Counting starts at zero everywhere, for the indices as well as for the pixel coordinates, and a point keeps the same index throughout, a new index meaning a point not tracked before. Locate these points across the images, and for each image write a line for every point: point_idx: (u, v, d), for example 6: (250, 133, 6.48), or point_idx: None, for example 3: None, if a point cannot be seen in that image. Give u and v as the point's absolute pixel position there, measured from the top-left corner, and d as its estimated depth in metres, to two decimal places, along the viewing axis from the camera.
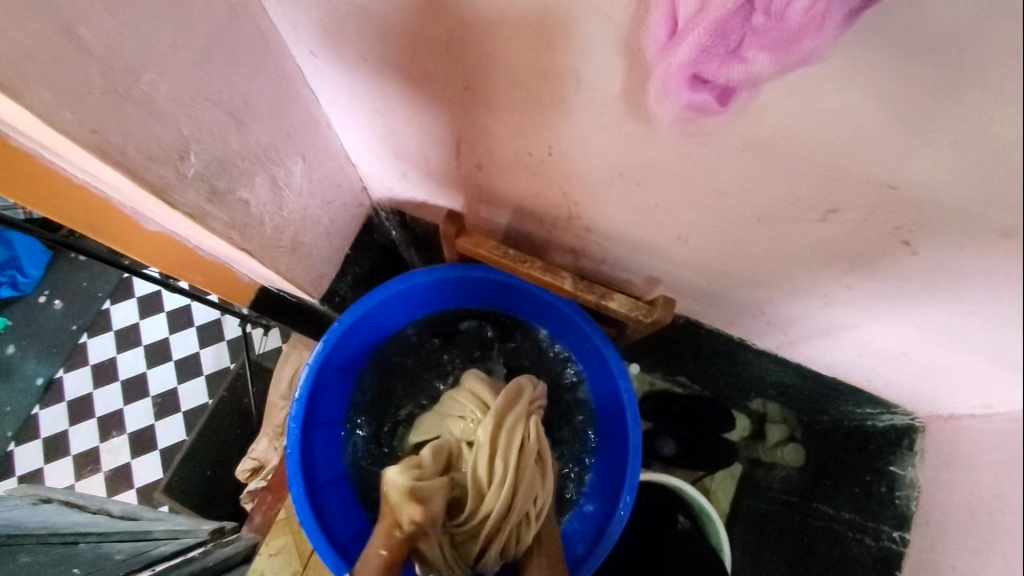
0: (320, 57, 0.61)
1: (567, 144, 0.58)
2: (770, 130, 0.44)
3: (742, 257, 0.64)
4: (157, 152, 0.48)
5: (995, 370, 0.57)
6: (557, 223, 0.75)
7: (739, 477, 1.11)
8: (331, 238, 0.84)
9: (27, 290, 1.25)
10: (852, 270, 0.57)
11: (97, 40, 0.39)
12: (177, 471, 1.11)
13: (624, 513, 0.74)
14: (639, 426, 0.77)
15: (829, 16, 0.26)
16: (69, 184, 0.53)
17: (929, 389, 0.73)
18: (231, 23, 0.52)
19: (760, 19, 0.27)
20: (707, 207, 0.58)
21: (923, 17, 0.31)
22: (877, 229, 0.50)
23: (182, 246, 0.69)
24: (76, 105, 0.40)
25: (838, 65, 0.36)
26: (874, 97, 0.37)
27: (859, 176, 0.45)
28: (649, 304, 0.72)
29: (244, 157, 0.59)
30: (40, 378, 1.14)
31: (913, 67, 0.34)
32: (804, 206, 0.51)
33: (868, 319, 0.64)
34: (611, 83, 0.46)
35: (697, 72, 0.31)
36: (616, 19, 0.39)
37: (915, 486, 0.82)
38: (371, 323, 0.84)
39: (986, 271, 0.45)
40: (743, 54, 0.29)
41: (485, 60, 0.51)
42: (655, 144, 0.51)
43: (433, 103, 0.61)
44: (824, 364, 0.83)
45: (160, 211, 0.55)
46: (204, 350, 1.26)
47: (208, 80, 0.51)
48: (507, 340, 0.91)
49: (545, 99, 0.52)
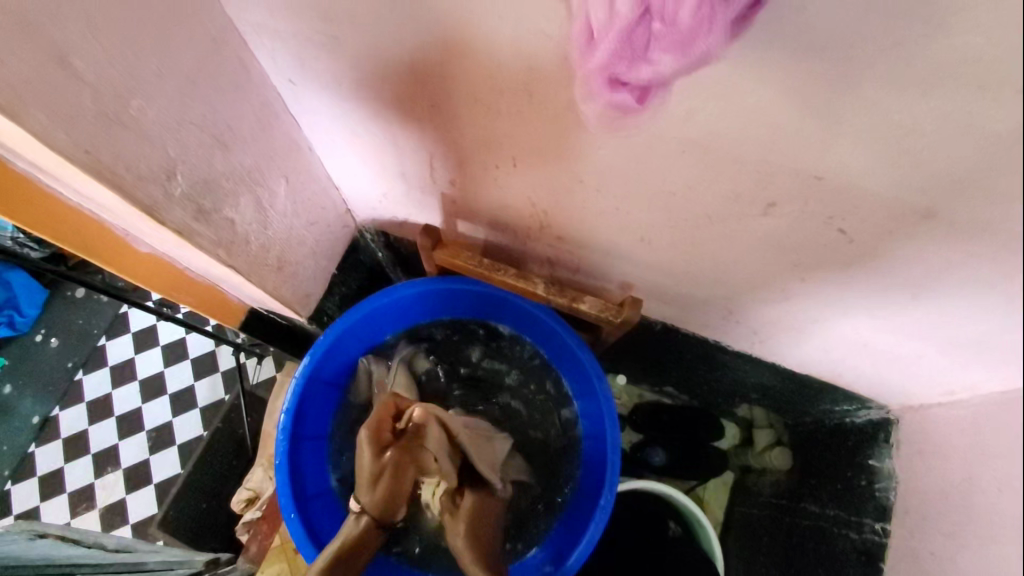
0: (298, 84, 0.65)
1: (527, 155, 0.62)
2: (703, 130, 0.48)
3: (701, 256, 0.68)
4: (145, 172, 0.52)
5: (950, 350, 0.60)
6: (530, 233, 0.79)
7: (732, 485, 1.15)
8: (316, 258, 0.88)
9: (23, 330, 1.15)
10: (800, 262, 0.61)
11: (89, 69, 0.44)
12: (172, 505, 1.11)
13: (606, 506, 0.75)
14: (618, 426, 0.80)
15: (716, 18, 0.30)
16: (65, 208, 0.58)
17: (893, 378, 0.75)
18: (213, 52, 0.57)
19: (657, 24, 0.31)
20: (662, 208, 0.61)
21: (809, 22, 0.36)
22: (813, 219, 0.54)
23: (172, 267, 0.74)
24: (70, 127, 0.44)
25: (746, 69, 0.41)
26: (784, 96, 0.42)
27: (788, 169, 0.49)
28: (618, 305, 0.76)
29: (228, 178, 0.63)
30: (36, 417, 1.16)
31: (808, 65, 0.39)
32: (747, 202, 0.55)
33: (826, 311, 0.67)
34: (560, 95, 0.51)
35: (613, 74, 0.36)
36: (553, 36, 0.45)
37: (892, 477, 0.80)
38: (355, 338, 0.87)
39: (928, 238, 0.48)
40: (649, 56, 0.33)
41: (446, 79, 0.56)
42: (605, 148, 0.55)
43: (403, 121, 0.65)
44: (795, 361, 0.86)
45: (150, 230, 0.59)
46: (199, 382, 1.27)
47: (193, 106, 0.56)
48: (492, 346, 0.94)
49: (501, 111, 0.57)
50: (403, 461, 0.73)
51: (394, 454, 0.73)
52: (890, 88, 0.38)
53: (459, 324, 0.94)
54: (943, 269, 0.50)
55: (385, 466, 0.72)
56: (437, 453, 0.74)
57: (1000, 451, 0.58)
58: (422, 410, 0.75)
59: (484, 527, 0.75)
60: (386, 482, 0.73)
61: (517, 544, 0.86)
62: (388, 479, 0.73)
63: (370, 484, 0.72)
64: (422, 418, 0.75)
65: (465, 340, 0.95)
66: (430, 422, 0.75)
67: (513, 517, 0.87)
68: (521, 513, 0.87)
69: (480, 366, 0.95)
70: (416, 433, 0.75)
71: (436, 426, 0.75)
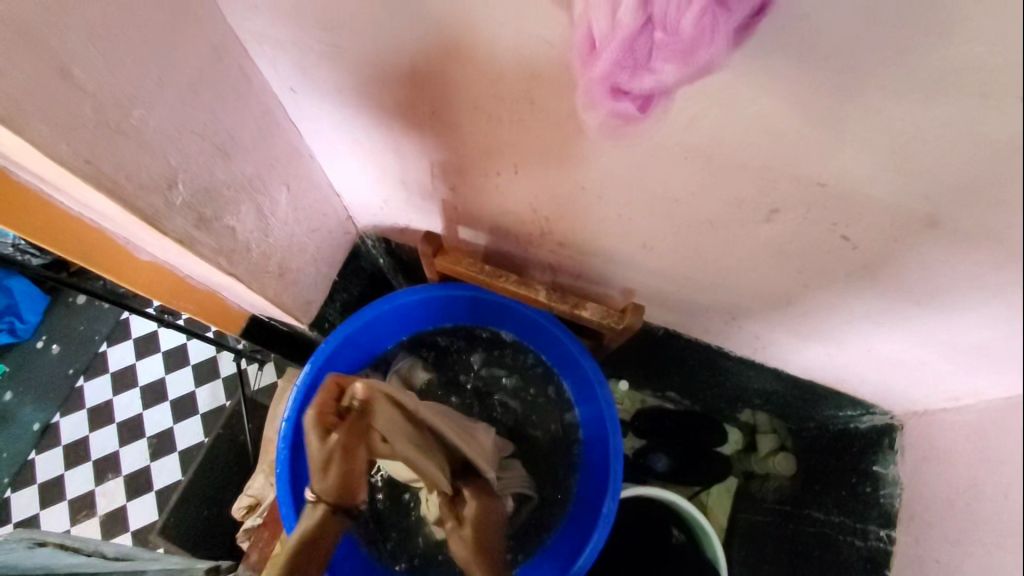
0: (299, 92, 0.65)
1: (528, 162, 0.62)
2: (706, 138, 0.48)
3: (703, 262, 0.67)
4: (147, 181, 0.52)
5: (955, 356, 0.60)
6: (531, 240, 0.79)
7: (735, 491, 1.14)
8: (317, 265, 0.88)
9: (25, 337, 1.25)
10: (803, 269, 0.60)
11: (91, 80, 0.44)
12: (172, 512, 1.10)
13: (609, 514, 0.75)
14: (620, 433, 0.79)
15: (717, 27, 0.30)
16: (67, 218, 0.58)
17: (897, 384, 0.75)
18: (215, 61, 0.57)
19: (660, 34, 0.31)
20: (664, 214, 0.61)
21: (812, 31, 0.36)
22: (816, 226, 0.53)
23: (173, 275, 0.73)
24: (71, 137, 0.44)
25: (748, 79, 0.41)
26: (787, 105, 0.42)
27: (791, 176, 0.49)
28: (620, 312, 0.76)
29: (230, 186, 0.63)
30: (36, 424, 1.19)
31: (811, 74, 0.39)
32: (749, 208, 0.55)
33: (830, 317, 0.67)
34: (562, 102, 0.51)
35: (614, 84, 0.35)
36: (554, 44, 0.44)
37: (897, 483, 0.80)
38: (357, 345, 0.87)
39: (932, 244, 0.48)
40: (651, 65, 0.33)
41: (447, 87, 0.56)
42: (607, 156, 0.55)
43: (404, 128, 0.65)
44: (798, 367, 0.85)
45: (151, 239, 0.59)
46: (199, 389, 1.25)
47: (194, 115, 0.56)
48: (494, 353, 0.94)
49: (502, 118, 0.57)
50: (355, 443, 0.64)
51: (343, 435, 0.63)
52: (894, 97, 0.38)
53: (460, 331, 0.93)
54: (947, 275, 0.49)
55: (339, 452, 0.63)
56: (393, 431, 0.67)
57: (1006, 458, 0.57)
58: (367, 387, 0.67)
59: (486, 534, 0.73)
60: (337, 469, 0.63)
61: (521, 551, 0.85)
62: (344, 465, 0.64)
63: (322, 472, 0.63)
64: (367, 395, 0.67)
65: (466, 348, 0.94)
66: (377, 397, 0.67)
67: (517, 522, 0.86)
68: (525, 519, 0.87)
69: (481, 373, 0.95)
70: (362, 412, 0.66)
71: (385, 402, 0.68)
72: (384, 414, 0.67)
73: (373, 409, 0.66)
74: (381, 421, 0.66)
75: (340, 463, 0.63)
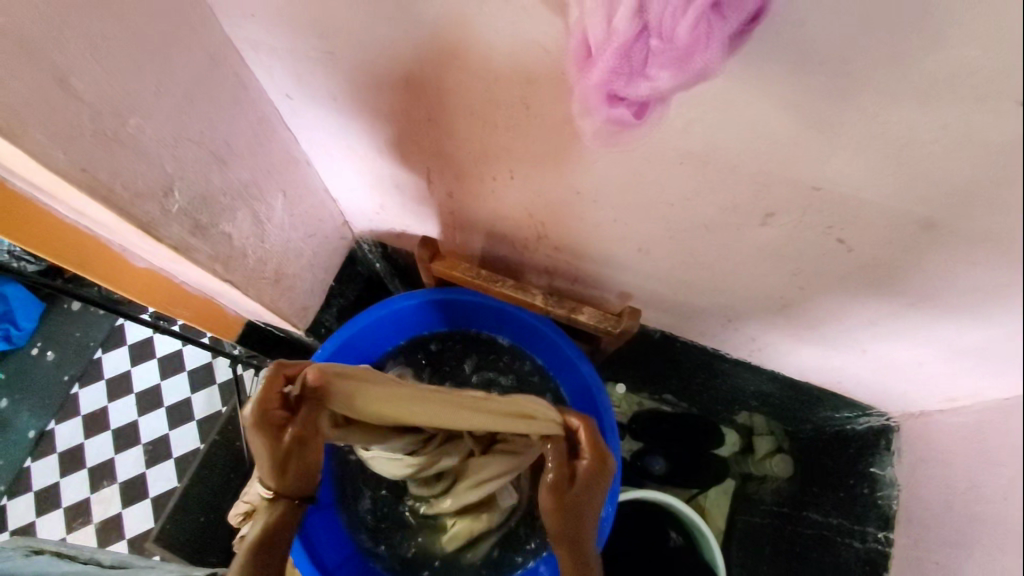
0: (296, 99, 0.65)
1: (525, 168, 0.62)
2: (703, 144, 0.48)
3: (699, 266, 0.68)
4: (143, 189, 0.52)
5: (952, 357, 0.60)
6: (528, 244, 0.79)
7: (733, 494, 1.12)
8: (313, 269, 0.87)
9: (21, 343, 1.23)
10: (799, 272, 0.61)
11: (88, 89, 0.44)
12: (167, 521, 1.08)
13: (607, 517, 0.74)
14: (618, 436, 0.79)
15: (712, 34, 0.30)
16: (63, 226, 0.58)
17: (894, 387, 0.75)
18: (211, 68, 0.57)
19: (656, 42, 0.31)
20: (660, 219, 0.62)
21: (806, 37, 0.36)
22: (812, 229, 0.54)
23: (169, 282, 0.73)
24: (68, 146, 0.44)
25: (744, 85, 0.41)
26: (784, 111, 0.42)
27: (786, 181, 0.49)
28: (617, 315, 0.76)
29: (226, 193, 0.63)
30: (31, 432, 1.19)
31: (805, 79, 0.39)
32: (745, 212, 0.55)
33: (826, 320, 0.67)
34: (557, 108, 0.51)
35: (611, 90, 0.36)
36: (550, 50, 0.45)
37: (894, 485, 0.80)
38: (353, 350, 0.86)
39: (928, 246, 0.48)
40: (647, 72, 0.33)
41: (443, 93, 0.56)
42: (603, 161, 0.55)
43: (401, 134, 0.65)
44: (794, 369, 0.85)
45: (147, 246, 0.59)
46: (196, 395, 1.24)
47: (191, 122, 0.56)
48: (491, 358, 0.93)
49: (500, 124, 0.57)
50: (313, 432, 0.52)
51: (297, 428, 0.51)
52: (890, 101, 0.38)
53: (459, 335, 0.93)
54: (945, 276, 0.50)
55: (293, 453, 0.51)
56: (373, 403, 0.53)
57: (1004, 459, 0.58)
58: (319, 370, 0.52)
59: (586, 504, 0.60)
60: (293, 462, 0.52)
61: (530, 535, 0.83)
62: (304, 459, 0.53)
63: (278, 466, 0.51)
64: (323, 379, 0.52)
65: (463, 352, 0.93)
66: (340, 378, 0.53)
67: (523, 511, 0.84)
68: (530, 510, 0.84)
69: (476, 379, 0.92)
70: (318, 402, 0.52)
71: (352, 381, 0.53)
72: (347, 388, 0.53)
73: (338, 393, 0.52)
74: (341, 394, 0.52)
75: (294, 456, 0.52)
